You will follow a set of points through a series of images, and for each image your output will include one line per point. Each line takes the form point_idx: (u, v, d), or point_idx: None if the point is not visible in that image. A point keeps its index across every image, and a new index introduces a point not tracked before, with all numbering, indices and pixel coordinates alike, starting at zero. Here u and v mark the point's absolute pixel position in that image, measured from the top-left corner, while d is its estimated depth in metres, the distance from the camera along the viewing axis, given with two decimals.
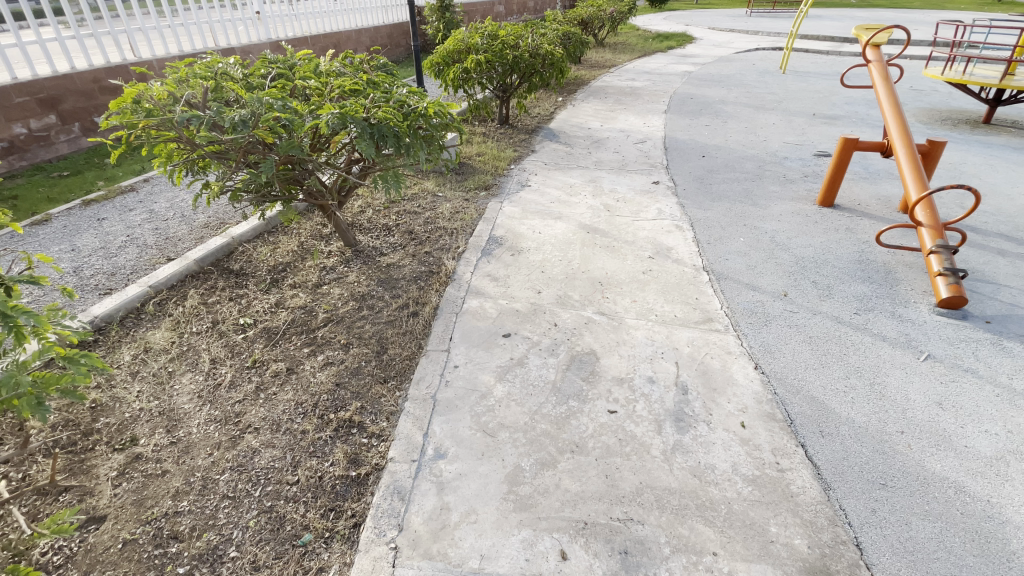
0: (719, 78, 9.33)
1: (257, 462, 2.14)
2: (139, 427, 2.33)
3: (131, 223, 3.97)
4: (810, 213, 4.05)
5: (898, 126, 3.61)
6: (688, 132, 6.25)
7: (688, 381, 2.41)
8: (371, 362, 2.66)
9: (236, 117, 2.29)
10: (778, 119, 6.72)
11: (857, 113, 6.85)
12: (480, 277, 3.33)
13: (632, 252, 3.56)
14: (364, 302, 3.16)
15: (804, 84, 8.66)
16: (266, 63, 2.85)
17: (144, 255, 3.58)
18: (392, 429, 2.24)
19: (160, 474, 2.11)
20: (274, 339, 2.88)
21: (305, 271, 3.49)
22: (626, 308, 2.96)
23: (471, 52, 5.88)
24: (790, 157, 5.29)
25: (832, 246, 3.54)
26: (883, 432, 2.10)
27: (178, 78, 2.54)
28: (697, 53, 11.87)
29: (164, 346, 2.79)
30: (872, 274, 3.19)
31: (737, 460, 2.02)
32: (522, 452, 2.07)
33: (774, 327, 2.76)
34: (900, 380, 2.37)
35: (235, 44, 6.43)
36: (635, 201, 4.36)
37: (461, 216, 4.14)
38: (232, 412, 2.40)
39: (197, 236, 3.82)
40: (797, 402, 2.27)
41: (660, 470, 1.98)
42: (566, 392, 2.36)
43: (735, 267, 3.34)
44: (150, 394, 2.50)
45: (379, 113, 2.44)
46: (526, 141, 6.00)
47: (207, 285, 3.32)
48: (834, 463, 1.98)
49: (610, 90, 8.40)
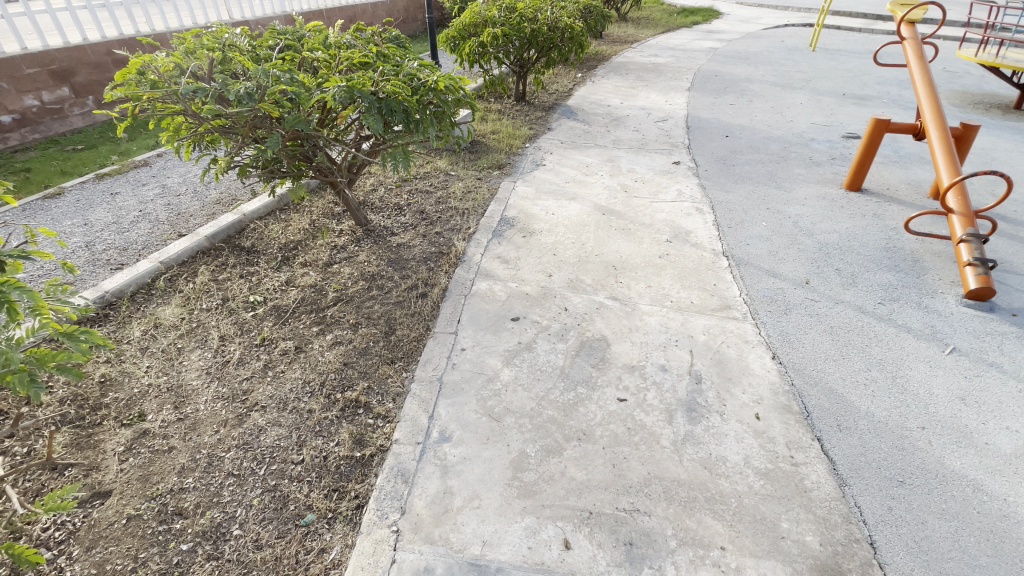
0: (745, 55, 8.97)
1: (263, 441, 2.15)
2: (147, 403, 2.35)
3: (143, 198, 3.99)
4: (836, 198, 3.88)
5: (934, 105, 3.39)
6: (711, 111, 6.03)
7: (702, 370, 2.34)
8: (379, 342, 2.64)
9: (241, 90, 2.23)
10: (806, 98, 6.45)
11: (889, 94, 6.54)
12: (491, 259, 3.27)
13: (648, 236, 3.46)
14: (374, 282, 3.12)
15: (835, 62, 8.29)
16: (275, 33, 2.77)
17: (156, 230, 3.59)
18: (398, 411, 2.22)
19: (166, 450, 2.13)
20: (283, 317, 2.87)
21: (316, 249, 3.47)
22: (640, 294, 2.89)
23: (488, 25, 5.71)
24: (817, 138, 5.08)
25: (858, 232, 3.39)
26: (903, 427, 2.02)
27: (186, 50, 2.50)
28: (724, 29, 11.43)
29: (174, 322, 2.80)
30: (899, 262, 3.04)
31: (749, 452, 1.96)
32: (528, 438, 2.03)
33: (793, 316, 2.66)
34: (923, 374, 2.26)
35: (249, 17, 6.36)
36: (653, 183, 4.23)
37: (473, 196, 4.07)
38: (239, 390, 2.41)
39: (209, 212, 3.81)
40: (815, 394, 2.18)
41: (669, 461, 1.93)
42: (575, 378, 2.31)
43: (755, 252, 3.22)
44: (159, 370, 2.52)
45: (387, 86, 2.36)
46: (542, 118, 5.86)
47: (218, 261, 3.31)
48: (851, 459, 1.91)
49: (631, 66, 8.14)
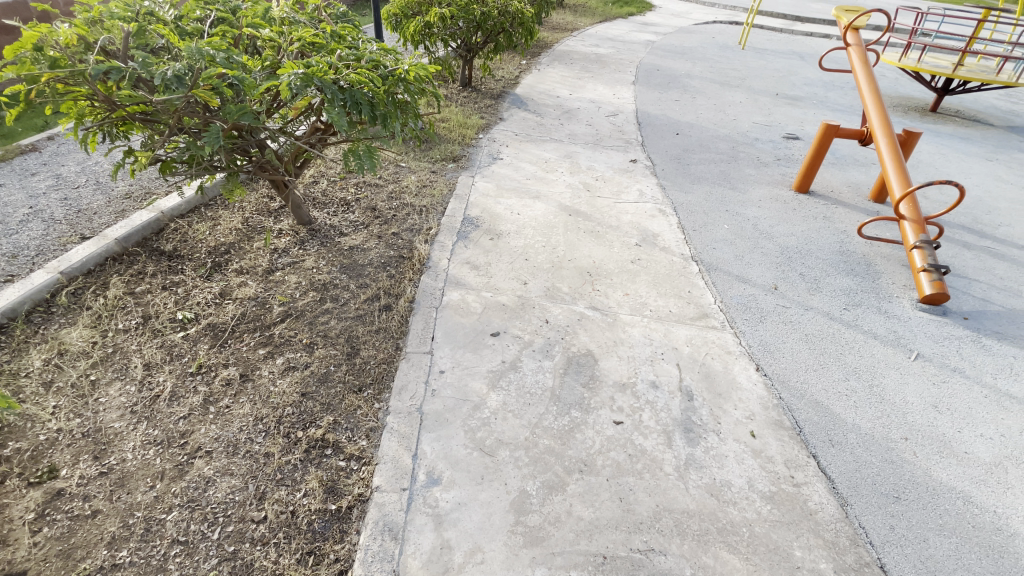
0: (682, 49, 9.17)
1: (212, 496, 1.81)
2: (58, 454, 1.90)
3: (32, 191, 3.31)
4: (788, 199, 4.01)
5: (880, 112, 3.54)
6: (659, 106, 6.08)
7: (692, 386, 2.28)
8: (341, 367, 2.33)
9: (168, 72, 1.83)
10: (744, 97, 6.67)
11: (816, 94, 6.93)
12: (458, 264, 3.03)
13: (617, 239, 3.37)
14: (326, 293, 2.78)
15: (764, 61, 8.68)
16: (202, 3, 2.33)
17: (51, 232, 2.98)
18: (374, 450, 1.96)
19: (90, 514, 1.73)
20: (221, 339, 2.46)
21: (253, 254, 3.03)
22: (619, 302, 2.79)
23: (434, 4, 5.34)
24: (761, 138, 5.25)
25: (813, 235, 3.52)
26: (888, 439, 2.10)
27: (87, 18, 2.05)
28: (659, 21, 11.63)
29: (84, 347, 2.31)
30: (854, 266, 3.18)
31: (752, 474, 1.92)
32: (527, 475, 1.87)
33: (769, 323, 2.68)
34: (896, 382, 2.37)
35: None
36: (614, 181, 4.16)
37: (430, 191, 3.77)
38: (176, 432, 2.02)
39: (117, 209, 3.22)
40: (803, 408, 2.21)
41: (676, 490, 1.85)
42: (566, 401, 2.17)
43: (723, 257, 3.24)
44: (70, 411, 2.06)
45: (352, 75, 2.03)
46: (493, 107, 5.60)
47: (133, 270, 2.80)
48: (847, 475, 1.95)
49: (575, 56, 8.04)
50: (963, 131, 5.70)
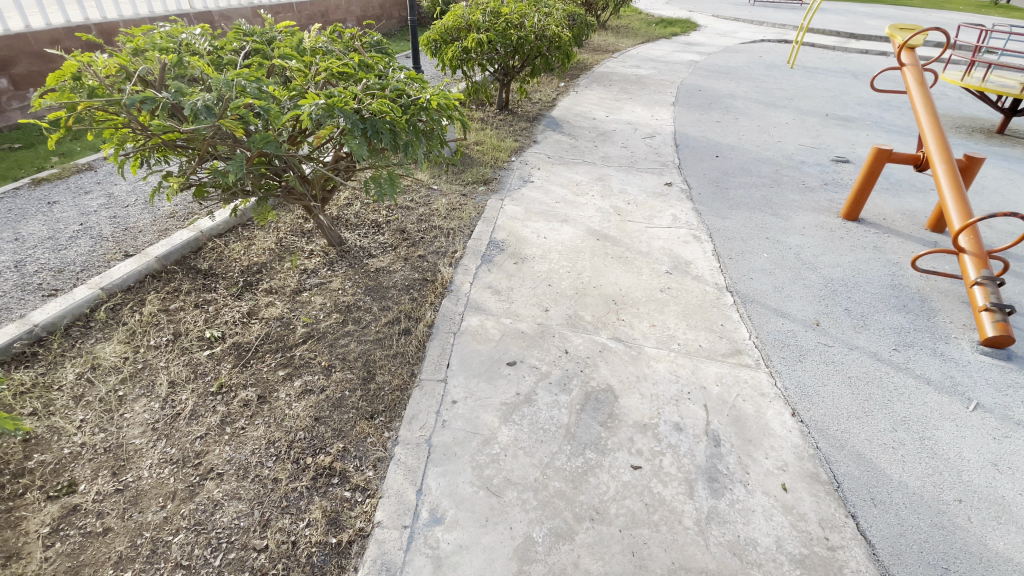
0: (726, 69, 8.96)
1: (218, 520, 1.81)
2: (78, 468, 1.97)
3: (85, 209, 3.53)
4: (835, 227, 3.77)
5: (938, 136, 3.28)
6: (699, 128, 5.92)
7: (720, 430, 2.13)
8: (355, 392, 2.32)
9: (199, 102, 1.90)
10: (790, 118, 6.41)
11: (869, 115, 6.58)
12: (480, 288, 2.99)
13: (647, 266, 3.25)
14: (349, 315, 2.79)
15: (813, 81, 8.36)
16: (240, 35, 2.45)
17: (99, 249, 3.15)
18: (380, 482, 1.92)
19: (101, 532, 1.77)
20: (244, 358, 2.51)
21: (283, 274, 3.11)
22: (645, 334, 2.67)
23: (472, 30, 5.44)
24: (807, 161, 5.01)
25: (862, 266, 3.28)
26: (939, 500, 1.88)
27: (133, 51, 2.19)
28: (703, 41, 11.45)
29: (116, 362, 2.41)
30: (907, 302, 2.94)
31: (781, 534, 1.76)
32: (534, 519, 1.78)
33: (808, 363, 2.49)
34: (950, 435, 2.13)
35: (213, 8, 5.97)
36: (647, 205, 4.04)
37: (458, 214, 3.78)
38: (191, 451, 2.05)
39: (161, 228, 3.39)
40: (843, 460, 2.01)
41: (695, 547, 1.72)
42: (582, 440, 2.07)
43: (761, 288, 3.06)
44: (95, 425, 2.13)
45: (373, 104, 2.05)
46: (527, 129, 5.61)
47: (170, 287, 2.91)
48: (890, 541, 1.75)
49: (614, 77, 7.99)
50: None
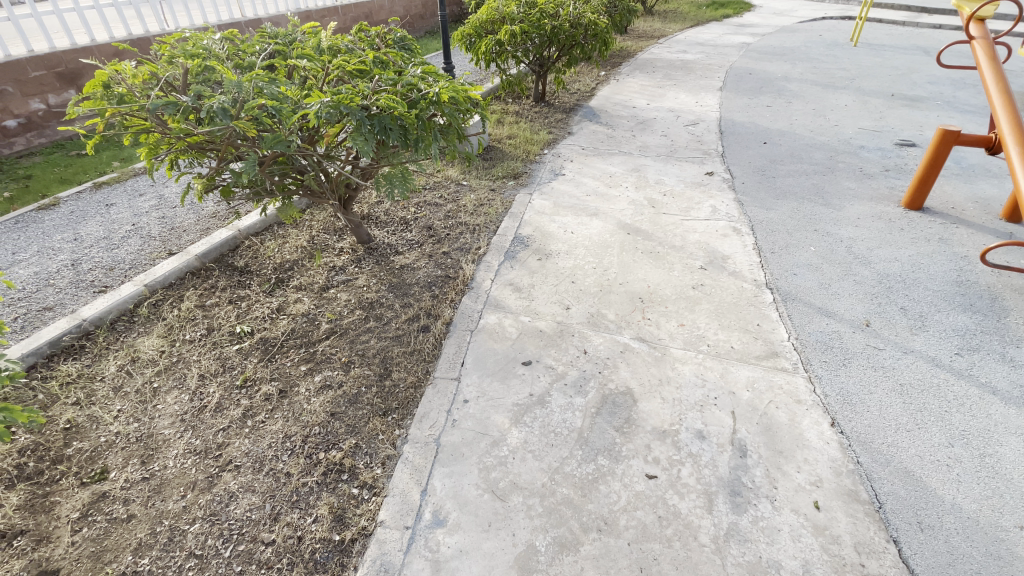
0: (781, 50, 8.40)
1: (232, 512, 1.86)
2: (112, 457, 2.08)
3: (138, 210, 3.76)
4: (895, 218, 3.43)
5: (1012, 116, 2.88)
6: (747, 113, 5.57)
7: (747, 440, 1.97)
8: (371, 389, 2.33)
9: (215, 105, 1.95)
10: (851, 100, 5.92)
11: (944, 94, 5.97)
12: (501, 285, 2.94)
13: (679, 261, 3.08)
14: (371, 311, 2.81)
15: (880, 58, 7.69)
16: (263, 38, 2.52)
17: (146, 248, 3.35)
18: (386, 481, 1.92)
19: (125, 519, 1.86)
20: (270, 354, 2.58)
21: (311, 271, 3.17)
22: (672, 334, 2.53)
23: (506, 22, 5.35)
24: (867, 146, 4.60)
25: (924, 261, 2.96)
26: (997, 527, 1.66)
27: (163, 58, 2.28)
28: (757, 22, 10.79)
29: (153, 356, 2.54)
30: (975, 301, 2.62)
31: (809, 557, 1.60)
32: (537, 527, 1.71)
33: (854, 368, 2.26)
34: (1017, 453, 1.88)
35: (262, 15, 6.24)
36: (684, 197, 3.83)
37: (486, 209, 3.73)
38: (213, 443, 2.12)
39: (203, 227, 3.56)
40: (887, 478, 1.81)
41: (710, 566, 1.59)
42: (595, 446, 1.97)
43: (805, 285, 2.82)
44: (130, 415, 2.26)
45: (380, 101, 2.03)
46: (562, 121, 5.47)
47: (207, 284, 3.04)
48: (936, 571, 1.55)
49: (658, 63, 7.66)
50: None
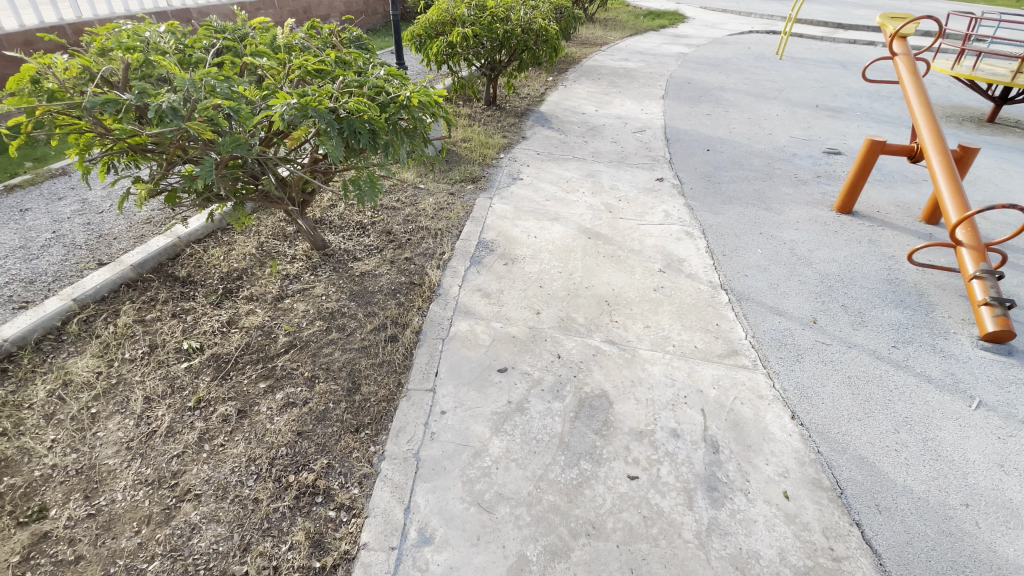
0: (715, 61, 8.88)
1: (196, 546, 1.71)
2: (49, 492, 1.87)
3: (58, 215, 3.40)
4: (829, 221, 3.72)
5: (933, 127, 3.26)
6: (690, 121, 5.84)
7: (718, 436, 2.06)
8: (340, 404, 2.21)
9: (164, 104, 1.80)
10: (781, 110, 6.35)
11: (860, 106, 6.54)
12: (469, 291, 2.90)
13: (639, 264, 3.17)
14: (333, 322, 2.67)
15: (803, 71, 8.31)
16: (209, 31, 2.35)
17: (71, 257, 3.03)
18: (366, 501, 1.84)
19: (73, 561, 1.68)
20: (224, 371, 2.39)
21: (263, 280, 2.97)
22: (639, 336, 2.60)
23: (457, 24, 5.31)
24: (799, 154, 4.95)
25: (857, 261, 3.23)
26: (945, 505, 1.85)
27: (96, 50, 2.08)
28: (691, 34, 11.34)
29: (88, 378, 2.29)
30: (904, 297, 2.89)
31: (784, 544, 1.70)
32: (527, 536, 1.71)
33: (806, 363, 2.43)
34: (954, 436, 2.10)
35: (190, 6, 5.76)
36: (639, 202, 3.95)
37: (447, 213, 3.68)
38: (168, 471, 1.95)
39: (136, 234, 3.26)
40: (846, 465, 1.96)
41: (696, 562, 1.66)
42: (576, 450, 2.00)
43: (756, 285, 2.99)
44: (66, 446, 2.03)
45: (350, 104, 1.96)
46: (515, 125, 5.49)
47: (146, 296, 2.79)
48: (897, 550, 1.70)
49: (603, 71, 7.87)
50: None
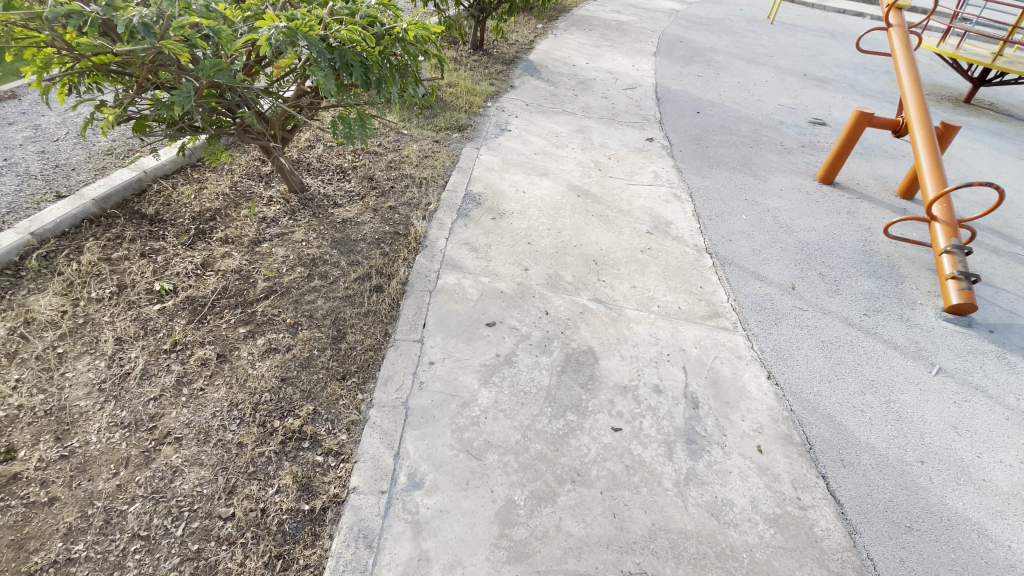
0: (707, 21, 8.66)
1: (179, 488, 1.69)
2: (17, 433, 1.79)
3: (8, 141, 3.13)
4: (811, 191, 3.78)
5: (918, 101, 3.30)
6: (680, 81, 5.74)
7: (698, 393, 2.13)
8: (324, 352, 2.17)
9: (135, 18, 1.64)
10: (770, 76, 6.30)
11: (847, 77, 6.55)
12: (457, 245, 2.85)
13: (627, 225, 3.16)
14: (315, 269, 2.58)
15: (793, 38, 8.22)
16: None
17: (25, 187, 2.80)
18: (354, 447, 1.85)
19: (47, 502, 1.63)
20: (200, 314, 2.29)
21: (239, 222, 2.82)
22: (625, 296, 2.62)
23: None
24: (786, 122, 4.96)
25: (836, 231, 3.32)
26: (903, 461, 1.99)
27: None
28: None
29: (52, 317, 2.17)
30: (877, 268, 3.00)
31: (756, 494, 1.81)
32: (515, 482, 1.77)
33: (783, 326, 2.52)
34: (915, 399, 2.24)
35: None
36: (628, 161, 3.90)
37: (432, 162, 3.55)
38: (145, 414, 1.89)
39: (97, 166, 3.04)
40: (815, 423, 2.08)
41: (674, 508, 1.75)
42: (563, 403, 2.04)
43: (740, 251, 3.04)
44: (33, 386, 1.94)
45: (342, 32, 1.85)
46: (503, 73, 5.27)
47: (111, 234, 2.61)
48: (858, 500, 1.84)
49: (595, 22, 7.58)
50: (996, 126, 5.47)
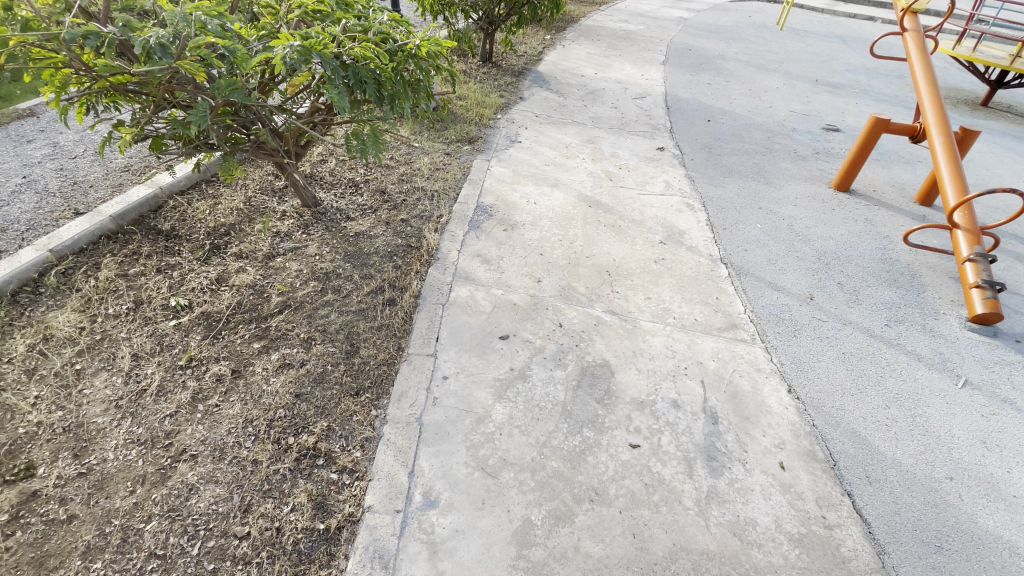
0: (716, 28, 8.65)
1: (194, 506, 1.68)
2: (36, 450, 1.80)
3: (28, 159, 3.20)
4: (826, 198, 3.73)
5: (936, 106, 3.24)
6: (689, 89, 5.72)
7: (717, 407, 2.09)
8: (338, 367, 2.16)
9: (151, 39, 1.64)
10: (781, 83, 6.26)
11: (859, 82, 6.49)
12: (469, 257, 2.84)
13: (640, 235, 3.13)
14: (328, 283, 2.58)
15: (803, 44, 8.17)
16: None
17: (44, 205, 2.85)
18: (369, 464, 1.83)
19: (65, 520, 1.63)
20: (215, 330, 2.30)
21: (252, 237, 2.84)
22: (640, 307, 2.59)
23: None
24: (798, 129, 4.91)
25: (853, 239, 3.26)
26: (932, 478, 1.93)
27: None
28: None
29: (71, 334, 2.18)
30: (897, 277, 2.94)
31: (779, 513, 1.76)
32: (531, 502, 1.74)
33: (803, 338, 2.47)
34: (941, 413, 2.18)
35: None
36: (639, 171, 3.88)
37: (443, 174, 3.56)
38: (161, 431, 1.89)
39: (114, 182, 3.09)
40: (839, 438, 2.02)
41: (695, 528, 1.70)
42: (579, 418, 2.01)
43: (755, 260, 2.99)
44: (52, 403, 1.95)
45: (356, 50, 1.86)
46: (512, 84, 5.29)
47: (128, 250, 2.64)
48: (885, 519, 1.78)
49: (602, 32, 7.61)
50: (1016, 129, 5.37)
